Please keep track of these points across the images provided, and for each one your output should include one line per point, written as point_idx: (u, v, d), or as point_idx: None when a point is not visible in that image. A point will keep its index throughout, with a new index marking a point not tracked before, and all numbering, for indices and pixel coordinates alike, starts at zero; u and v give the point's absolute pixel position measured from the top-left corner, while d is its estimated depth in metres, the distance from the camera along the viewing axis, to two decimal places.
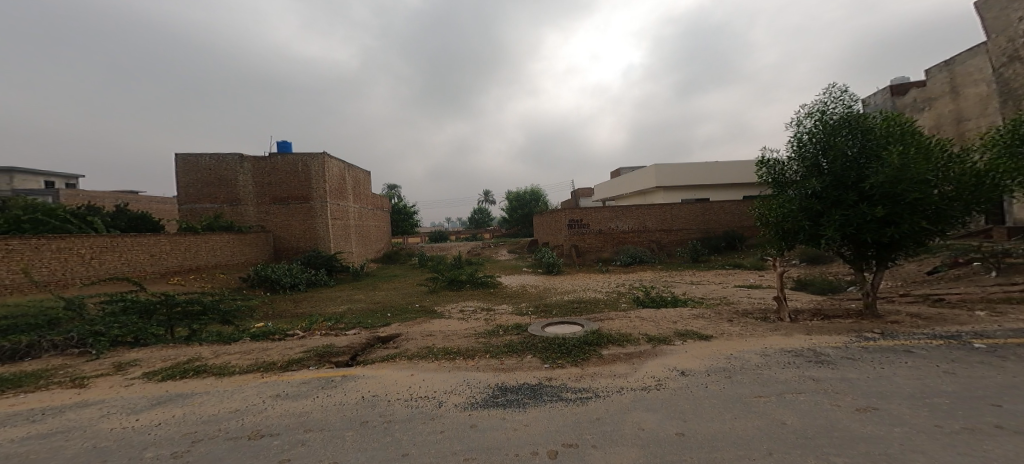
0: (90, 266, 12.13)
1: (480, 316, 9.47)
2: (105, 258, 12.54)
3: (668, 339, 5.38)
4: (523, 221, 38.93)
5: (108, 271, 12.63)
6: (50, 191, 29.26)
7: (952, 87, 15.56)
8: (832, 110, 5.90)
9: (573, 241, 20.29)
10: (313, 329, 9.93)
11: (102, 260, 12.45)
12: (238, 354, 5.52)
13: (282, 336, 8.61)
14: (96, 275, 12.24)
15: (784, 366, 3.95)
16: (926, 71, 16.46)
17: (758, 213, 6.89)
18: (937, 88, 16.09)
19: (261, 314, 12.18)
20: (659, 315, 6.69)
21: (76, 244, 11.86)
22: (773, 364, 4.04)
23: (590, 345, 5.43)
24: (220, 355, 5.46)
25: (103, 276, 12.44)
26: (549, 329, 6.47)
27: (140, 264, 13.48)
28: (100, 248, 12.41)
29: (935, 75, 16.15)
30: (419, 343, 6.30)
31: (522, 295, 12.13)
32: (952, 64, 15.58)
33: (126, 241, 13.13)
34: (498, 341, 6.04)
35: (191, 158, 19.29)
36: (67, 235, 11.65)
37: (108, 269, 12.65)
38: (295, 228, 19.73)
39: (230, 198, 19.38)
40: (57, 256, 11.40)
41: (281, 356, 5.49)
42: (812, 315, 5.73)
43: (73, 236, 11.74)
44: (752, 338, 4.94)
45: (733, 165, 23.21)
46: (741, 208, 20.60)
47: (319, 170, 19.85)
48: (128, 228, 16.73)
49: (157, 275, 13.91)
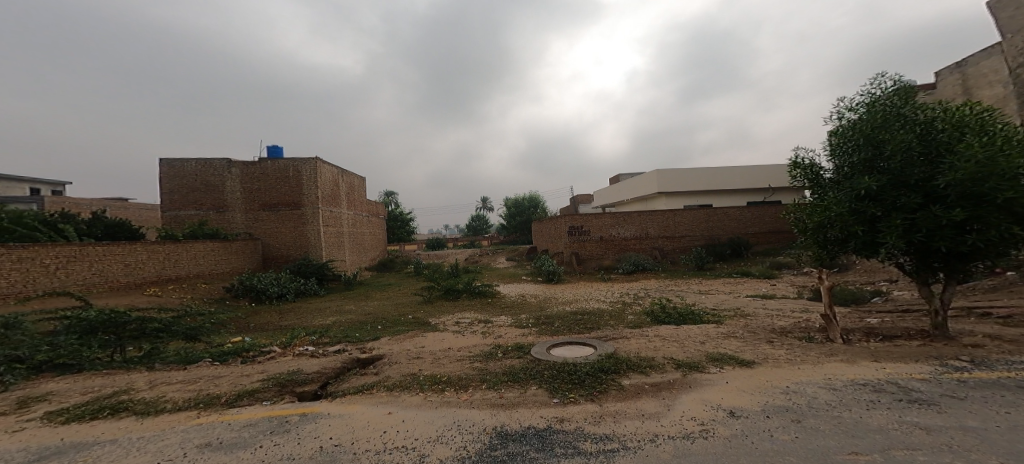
0: (55, 277, 11.11)
1: (478, 330, 8.53)
2: (72, 268, 11.53)
3: (701, 366, 4.46)
4: (522, 227, 38.03)
5: (77, 282, 11.60)
6: (35, 198, 28.17)
7: (964, 88, 14.87)
8: (882, 100, 5.09)
9: (573, 248, 19.39)
10: (292, 345, 8.94)
11: (68, 270, 11.43)
12: (175, 383, 4.72)
13: (255, 355, 7.64)
14: (61, 287, 11.23)
15: (869, 407, 3.03)
16: (937, 73, 15.79)
17: (793, 219, 6.05)
18: (948, 91, 15.44)
19: (237, 327, 11.17)
20: (683, 333, 5.78)
21: (41, 253, 10.87)
22: (852, 404, 3.12)
23: (607, 374, 4.50)
24: (157, 386, 4.64)
25: (70, 288, 11.41)
26: (557, 351, 5.54)
27: (112, 273, 12.43)
28: (67, 258, 11.42)
29: (946, 77, 15.52)
30: (403, 368, 5.33)
31: (523, 305, 11.19)
32: (964, 65, 14.95)
33: (99, 249, 12.13)
34: (497, 366, 5.10)
35: (176, 163, 18.32)
36: (31, 244, 10.66)
37: (77, 280, 11.62)
38: (283, 235, 18.73)
39: (216, 204, 18.37)
40: (19, 267, 10.40)
41: (231, 387, 4.59)
42: (867, 335, 4.84)
43: (38, 245, 10.74)
44: (805, 365, 4.03)
45: (738, 170, 22.45)
46: (747, 214, 19.82)
47: (311, 175, 18.96)
48: (105, 235, 15.64)
49: (131, 285, 12.87)
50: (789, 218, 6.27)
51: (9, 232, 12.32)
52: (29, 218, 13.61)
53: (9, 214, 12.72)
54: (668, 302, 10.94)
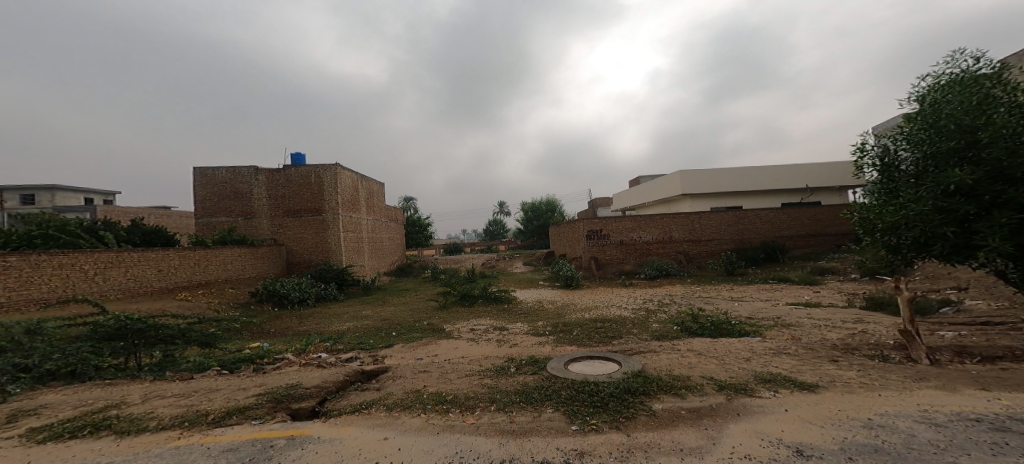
0: (93, 283, 11.30)
1: (492, 338, 8.03)
2: (109, 274, 11.72)
3: (750, 389, 3.79)
4: (542, 231, 37.29)
5: (112, 288, 11.79)
6: (83, 207, 29.62)
7: None
8: (967, 82, 4.52)
9: (592, 253, 18.61)
10: (305, 352, 8.67)
11: (106, 276, 11.63)
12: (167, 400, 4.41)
13: (267, 364, 7.39)
14: (99, 293, 11.42)
15: (996, 454, 2.49)
16: None
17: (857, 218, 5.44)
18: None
19: (253, 333, 11.07)
20: (721, 348, 5.09)
21: (80, 259, 11.06)
22: (970, 447, 2.58)
23: (635, 396, 3.88)
24: (149, 400, 4.34)
25: (107, 293, 11.60)
26: (574, 366, 4.95)
27: (146, 279, 12.62)
28: (104, 264, 11.62)
29: None
30: (406, 384, 4.87)
31: (540, 312, 10.59)
32: None
33: (133, 256, 12.33)
34: (508, 383, 4.55)
35: (208, 171, 18.75)
36: (71, 251, 10.85)
37: (113, 285, 11.81)
38: (306, 241, 18.83)
39: (245, 211, 18.66)
40: (59, 272, 10.61)
41: (223, 403, 4.23)
42: (956, 356, 4.26)
43: (77, 251, 10.94)
44: (887, 393, 3.39)
45: (771, 170, 21.16)
46: (784, 216, 18.60)
47: (332, 182, 19.04)
48: (140, 242, 16.01)
49: (163, 291, 13.03)
50: (852, 216, 5.65)
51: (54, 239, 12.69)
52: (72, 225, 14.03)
53: (55, 222, 13.15)
54: (698, 310, 10.14)
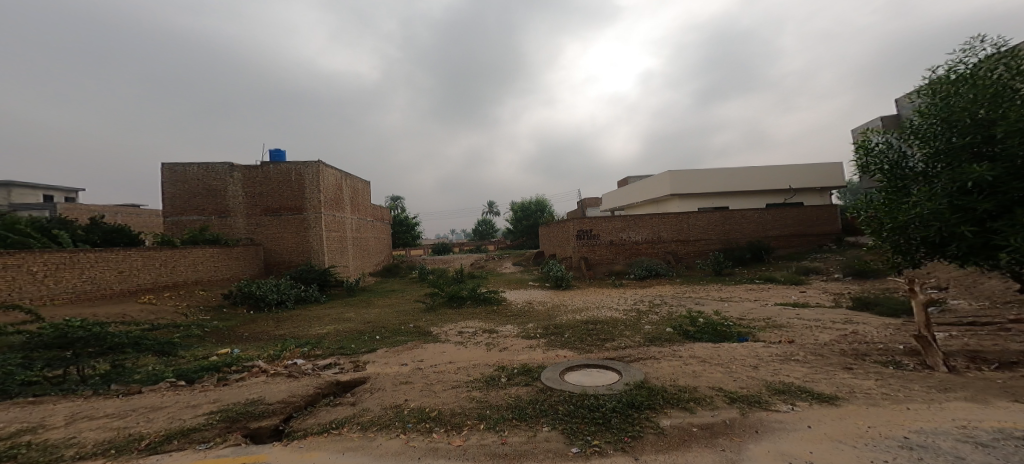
0: (43, 286, 10.35)
1: (483, 341, 7.59)
2: (61, 276, 10.78)
3: (765, 401, 3.44)
4: (530, 232, 36.92)
5: (65, 291, 10.84)
6: (47, 204, 27.96)
7: None
8: (981, 74, 4.31)
9: (581, 253, 18.34)
10: (281, 358, 8.02)
11: (57, 278, 10.70)
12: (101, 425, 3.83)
13: (237, 372, 6.78)
14: (50, 296, 10.49)
15: None
16: None
17: (864, 219, 5.22)
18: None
19: (223, 338, 10.33)
20: (725, 354, 4.78)
21: (28, 260, 10.14)
22: None
23: (640, 412, 3.52)
24: (75, 422, 3.77)
25: (58, 296, 10.66)
26: (573, 376, 4.56)
27: (104, 281, 11.70)
28: (56, 265, 10.67)
29: None
30: (384, 398, 4.38)
31: (532, 313, 10.21)
32: None
33: (89, 256, 11.39)
34: (499, 396, 4.14)
35: (178, 167, 17.62)
36: (18, 251, 9.93)
37: (66, 288, 10.86)
38: (285, 240, 17.98)
39: (218, 209, 17.65)
40: (3, 275, 9.67)
41: (166, 424, 3.70)
42: (974, 363, 4.00)
43: (24, 252, 10.01)
44: (917, 406, 3.07)
45: (757, 171, 21.28)
46: (769, 217, 18.68)
47: (313, 179, 18.26)
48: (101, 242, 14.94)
49: (124, 293, 12.10)
50: (857, 215, 5.43)
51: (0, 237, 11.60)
52: (22, 224, 12.94)
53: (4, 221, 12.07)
54: (690, 311, 9.90)
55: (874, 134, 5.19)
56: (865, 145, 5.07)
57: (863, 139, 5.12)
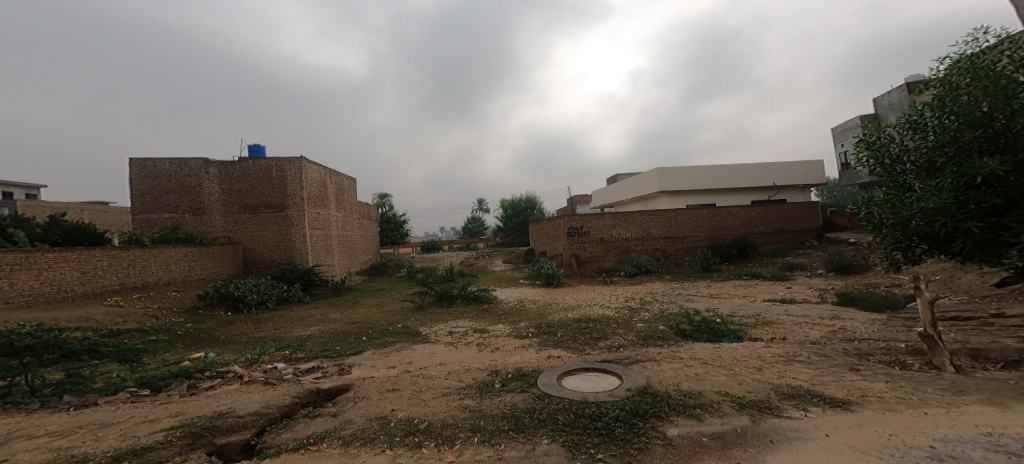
0: None
1: (474, 341, 7.31)
2: (18, 278, 10.08)
3: (776, 407, 3.27)
4: (519, 230, 36.68)
5: (22, 293, 10.14)
6: (11, 202, 26.43)
7: None
8: (986, 65, 4.19)
9: (572, 250, 18.20)
10: (260, 362, 7.57)
11: (13, 280, 10.00)
12: (50, 447, 3.45)
13: (211, 379, 6.36)
14: (5, 299, 9.79)
15: None
16: None
17: (865, 214, 5.10)
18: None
19: (198, 342, 9.81)
20: (727, 356, 4.62)
21: None
22: None
23: (644, 421, 3.32)
24: (8, 444, 3.53)
25: (15, 300, 9.98)
26: (571, 381, 4.34)
27: (66, 282, 11.01)
28: (10, 266, 9.97)
29: None
30: (369, 408, 4.08)
31: (523, 311, 9.99)
32: None
33: (48, 257, 10.70)
34: (494, 405, 3.89)
35: (149, 163, 16.75)
36: None
37: (23, 291, 10.16)
38: (265, 239, 17.32)
39: (194, 206, 16.88)
40: None
41: (112, 443, 3.49)
42: (981, 363, 3.91)
43: None
44: (935, 411, 2.93)
45: (743, 168, 21.45)
46: (754, 214, 18.84)
47: (296, 176, 17.64)
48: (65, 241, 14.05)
49: (89, 295, 11.41)
50: (858, 211, 5.32)
51: None
52: None
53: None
54: (681, 308, 9.79)
55: (877, 127, 5.08)
56: (867, 138, 4.96)
57: (865, 133, 5.01)
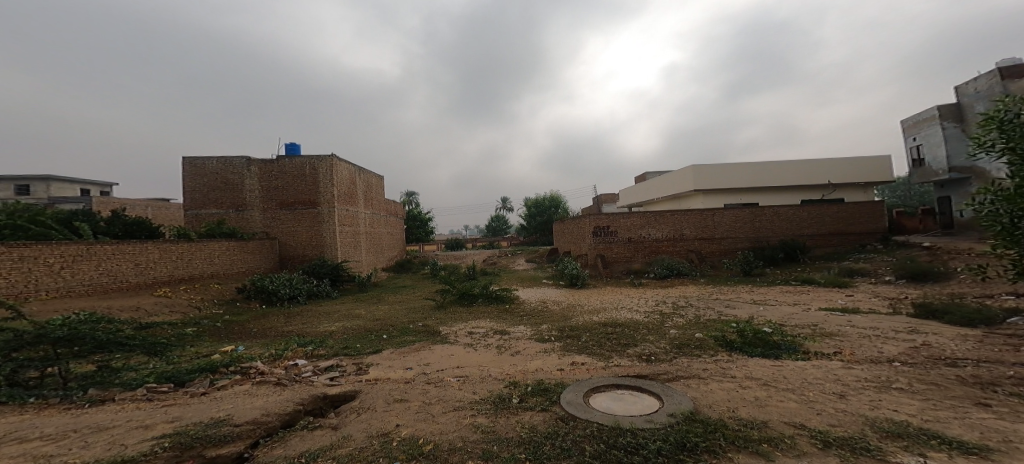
0: (60, 278, 10.01)
1: (493, 344, 6.78)
2: (78, 268, 10.43)
3: (881, 452, 2.52)
4: (542, 228, 35.94)
5: (82, 283, 10.49)
6: (83, 197, 28.52)
7: None
8: None
9: (598, 250, 17.30)
10: (282, 357, 7.34)
11: (74, 270, 10.30)
12: (34, 454, 3.19)
13: (230, 373, 6.16)
14: (67, 288, 10.14)
15: None
16: None
17: (984, 208, 4.36)
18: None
19: (227, 335, 9.83)
20: (794, 377, 3.83)
21: (44, 251, 9.81)
22: None
23: (695, 460, 2.66)
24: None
25: (76, 289, 10.33)
26: (600, 401, 3.69)
27: (121, 273, 11.35)
28: (73, 257, 10.33)
29: None
30: (372, 422, 3.63)
31: (545, 313, 9.37)
32: None
33: (107, 249, 11.06)
34: (510, 426, 3.34)
35: (198, 161, 17.38)
36: (34, 242, 9.60)
37: (83, 281, 10.51)
38: (299, 235, 17.58)
39: (236, 203, 17.35)
40: (20, 266, 9.32)
41: (96, 452, 3.19)
42: None
43: (41, 243, 9.69)
44: None
45: (794, 164, 19.78)
46: (808, 213, 17.26)
47: (328, 173, 17.81)
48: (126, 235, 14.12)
49: (141, 286, 11.76)
50: (972, 206, 4.58)
51: (26, 230, 11.00)
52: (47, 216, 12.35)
53: (24, 213, 11.84)
54: (711, 314, 8.84)
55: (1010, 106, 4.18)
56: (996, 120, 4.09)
57: (999, 109, 4.22)
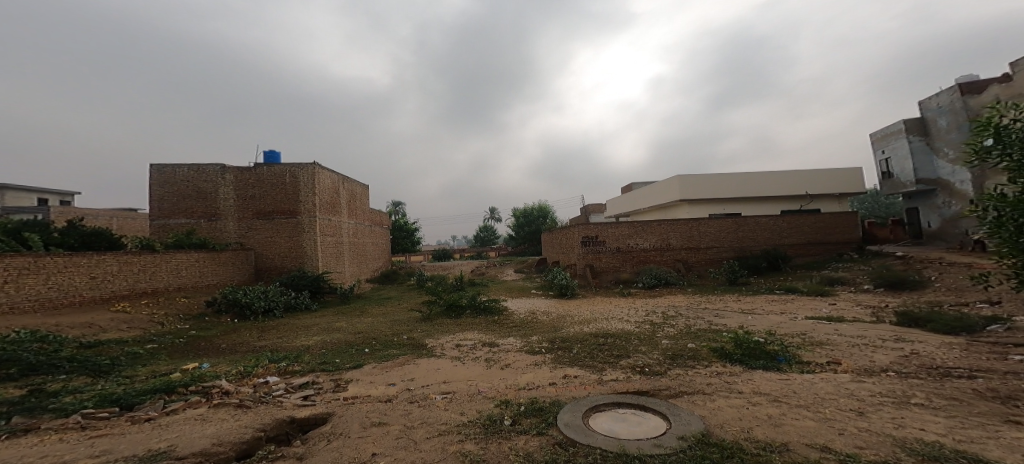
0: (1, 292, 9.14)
1: (482, 356, 6.38)
2: (23, 282, 9.56)
3: None
4: (530, 238, 35.73)
5: (27, 299, 9.60)
6: (42, 207, 26.77)
7: None
8: None
9: (587, 260, 17.10)
10: (252, 374, 6.74)
11: (18, 284, 9.44)
12: None
13: (188, 394, 5.55)
14: (10, 304, 9.27)
15: None
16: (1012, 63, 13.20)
17: (990, 220, 4.44)
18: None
19: (195, 351, 9.11)
20: (805, 392, 3.58)
21: None
22: None
23: None
24: None
25: (20, 305, 9.45)
26: (603, 423, 3.36)
27: (74, 287, 10.48)
28: (18, 270, 9.48)
29: None
30: (344, 451, 3.21)
31: (536, 323, 9.02)
32: None
33: (57, 261, 10.19)
34: (502, 454, 2.97)
35: (167, 168, 16.46)
36: None
37: (29, 296, 9.62)
38: (277, 245, 16.79)
39: (208, 212, 16.47)
40: None
41: None
42: None
43: None
44: None
45: (775, 175, 20.13)
46: (789, 223, 17.50)
47: (309, 182, 17.17)
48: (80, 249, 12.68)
49: (96, 301, 10.88)
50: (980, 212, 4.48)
51: None
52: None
53: None
54: (705, 324, 8.65)
55: None
56: None
57: (987, 122, 4.37)
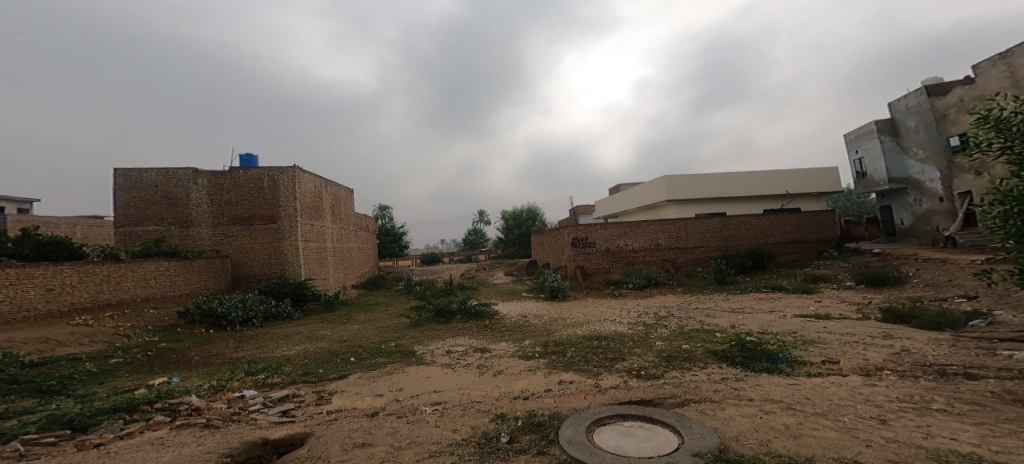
0: None
1: (473, 363, 6.07)
2: None
3: None
4: (519, 241, 35.50)
5: None
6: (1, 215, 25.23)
7: (1013, 82, 12.51)
8: None
9: (577, 261, 16.90)
10: (227, 388, 6.27)
11: None
12: None
13: (152, 412, 5.06)
14: None
15: None
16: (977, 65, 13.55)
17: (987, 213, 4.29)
18: (995, 84, 13.07)
19: (166, 365, 8.53)
20: (819, 399, 3.38)
21: None
22: None
23: None
24: None
25: None
26: (609, 438, 3.08)
27: (28, 301, 9.73)
28: None
29: (988, 70, 13.29)
30: None
31: (526, 327, 8.73)
32: (1010, 55, 12.68)
33: (7, 273, 9.44)
34: None
35: (134, 173, 15.60)
36: None
37: None
38: (256, 252, 16.11)
39: (180, 218, 15.69)
40: None
41: None
42: None
43: None
44: None
45: (758, 175, 20.36)
46: (772, 222, 17.68)
47: (289, 186, 16.55)
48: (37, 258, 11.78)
49: (54, 315, 10.13)
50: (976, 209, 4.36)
51: None
52: None
53: None
54: (700, 324, 8.51)
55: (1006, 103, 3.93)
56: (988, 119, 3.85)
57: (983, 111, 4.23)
